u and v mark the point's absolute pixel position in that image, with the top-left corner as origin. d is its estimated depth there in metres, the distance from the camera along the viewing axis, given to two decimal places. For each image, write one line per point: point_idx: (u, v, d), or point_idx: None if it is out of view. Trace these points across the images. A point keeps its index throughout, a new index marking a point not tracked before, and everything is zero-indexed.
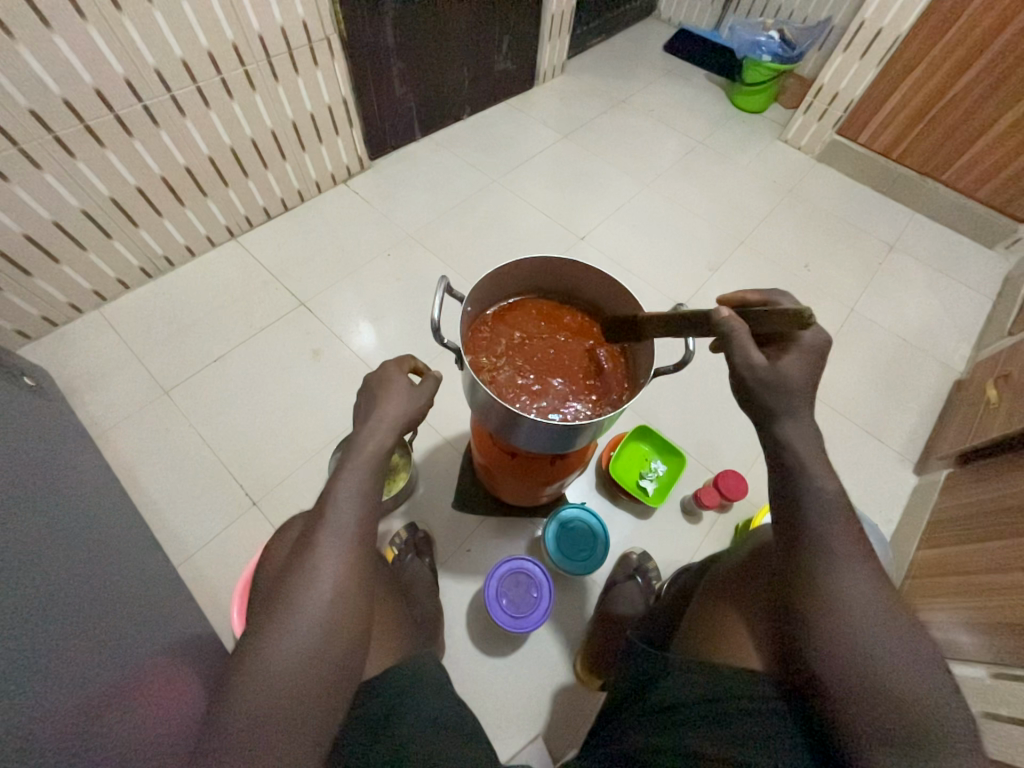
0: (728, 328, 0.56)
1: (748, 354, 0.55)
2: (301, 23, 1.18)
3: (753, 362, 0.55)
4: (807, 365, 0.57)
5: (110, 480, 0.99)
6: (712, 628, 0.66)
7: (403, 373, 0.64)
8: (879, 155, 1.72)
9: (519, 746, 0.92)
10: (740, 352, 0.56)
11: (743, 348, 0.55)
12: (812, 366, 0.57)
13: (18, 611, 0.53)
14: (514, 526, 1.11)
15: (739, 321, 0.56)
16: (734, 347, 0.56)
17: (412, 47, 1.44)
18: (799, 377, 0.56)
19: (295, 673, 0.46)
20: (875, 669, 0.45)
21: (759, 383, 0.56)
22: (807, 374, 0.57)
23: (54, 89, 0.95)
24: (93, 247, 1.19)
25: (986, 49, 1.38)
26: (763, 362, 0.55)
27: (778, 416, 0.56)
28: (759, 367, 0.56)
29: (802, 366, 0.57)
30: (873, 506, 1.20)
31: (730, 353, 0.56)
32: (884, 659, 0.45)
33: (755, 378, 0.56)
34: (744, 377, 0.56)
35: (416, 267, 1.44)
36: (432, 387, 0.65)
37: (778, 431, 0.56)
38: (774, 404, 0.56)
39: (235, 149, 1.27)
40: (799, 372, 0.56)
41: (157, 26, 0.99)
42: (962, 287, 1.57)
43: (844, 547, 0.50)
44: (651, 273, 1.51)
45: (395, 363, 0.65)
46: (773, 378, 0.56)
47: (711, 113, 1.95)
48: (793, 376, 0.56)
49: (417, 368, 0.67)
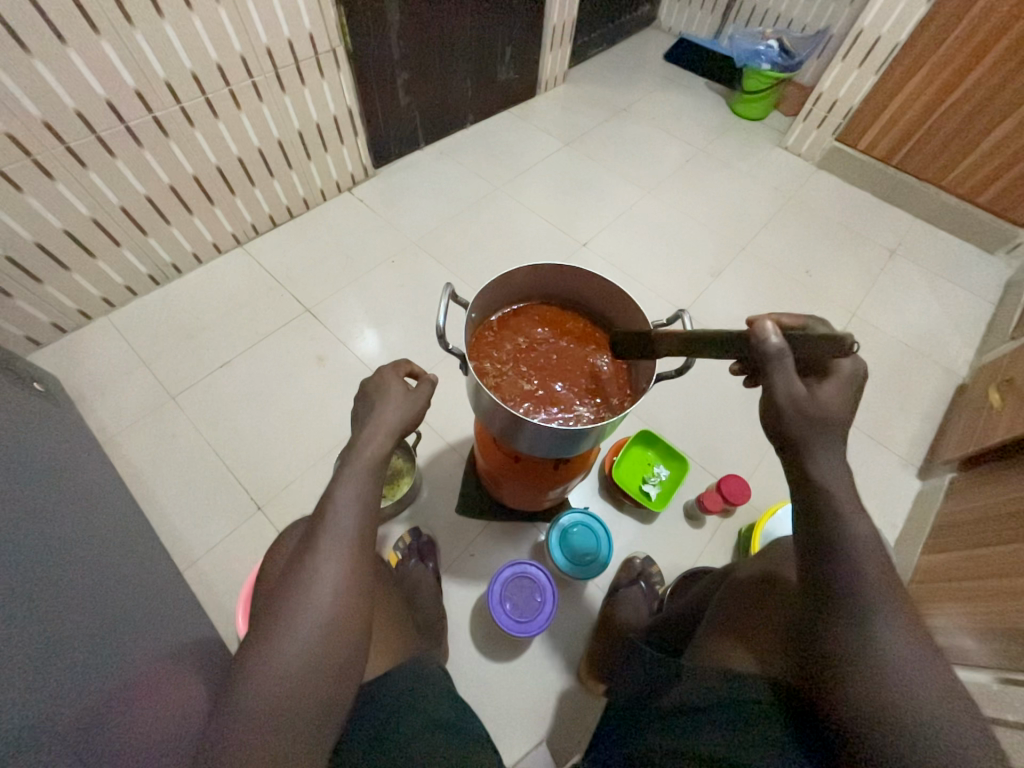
0: (771, 354, 0.52)
1: (791, 383, 0.51)
2: (308, 36, 1.20)
3: (797, 394, 0.51)
4: (847, 395, 0.52)
5: (117, 485, 1.00)
6: (732, 637, 0.65)
7: (399, 377, 0.64)
8: (879, 161, 1.73)
9: (524, 751, 0.92)
10: (781, 380, 0.51)
11: (785, 374, 0.51)
12: (854, 396, 0.52)
13: (21, 615, 0.53)
14: (517, 531, 1.11)
15: (784, 346, 0.52)
16: (775, 377, 0.51)
17: (416, 58, 1.46)
18: (840, 406, 0.51)
19: (297, 676, 0.46)
20: (885, 675, 0.43)
21: (798, 414, 0.50)
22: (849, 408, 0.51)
23: (66, 101, 0.97)
24: (103, 255, 1.20)
25: (984, 58, 1.39)
26: (802, 393, 0.51)
27: (813, 450, 0.50)
28: (801, 399, 0.51)
29: (845, 396, 0.52)
30: (876, 510, 1.20)
31: (769, 382, 0.52)
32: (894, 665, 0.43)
33: (791, 410, 0.51)
34: (783, 408, 0.51)
35: (420, 274, 1.45)
36: (428, 393, 0.65)
37: (810, 470, 0.50)
38: (811, 437, 0.50)
39: (243, 159, 1.29)
40: (840, 401, 0.51)
41: (168, 39, 1.01)
42: (964, 292, 1.58)
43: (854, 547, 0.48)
44: (653, 279, 1.52)
45: (391, 367, 0.66)
46: (814, 410, 0.50)
47: (712, 120, 1.97)
48: (834, 406, 0.51)
49: (412, 372, 0.68)
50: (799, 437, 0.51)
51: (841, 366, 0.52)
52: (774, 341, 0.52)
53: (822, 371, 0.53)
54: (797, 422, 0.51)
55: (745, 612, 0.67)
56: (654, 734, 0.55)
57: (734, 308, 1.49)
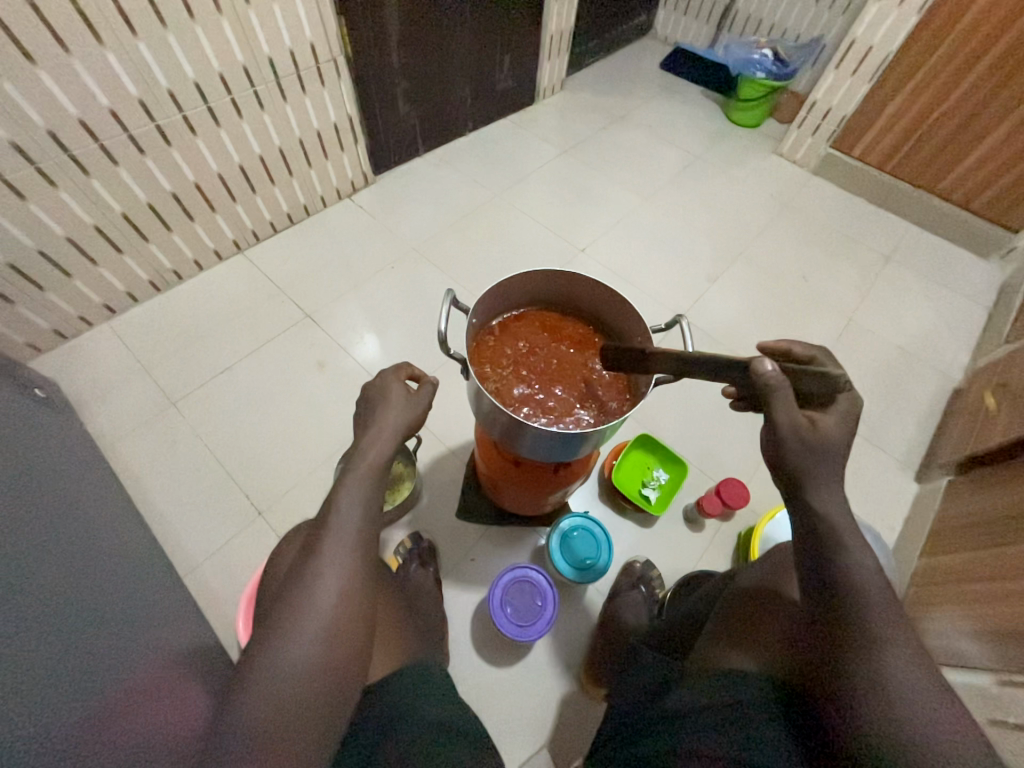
0: (769, 389, 0.52)
1: (793, 413, 0.52)
2: (310, 45, 1.22)
3: (799, 425, 0.52)
4: (844, 431, 0.54)
5: (118, 491, 1.00)
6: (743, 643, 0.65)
7: (400, 381, 0.65)
8: (873, 168, 1.75)
9: (526, 756, 0.92)
10: (783, 413, 0.52)
11: (787, 409, 0.52)
12: (849, 432, 0.54)
13: (21, 620, 0.53)
14: (517, 536, 1.11)
15: (783, 381, 0.52)
16: (778, 407, 0.52)
17: (416, 67, 1.47)
18: (837, 437, 0.53)
19: (300, 678, 0.46)
20: (884, 685, 0.43)
21: (801, 447, 0.52)
22: (845, 441, 0.53)
23: (70, 109, 0.98)
24: (104, 262, 1.21)
25: (975, 66, 1.42)
26: (802, 424, 0.52)
27: (814, 481, 0.52)
28: (802, 429, 0.52)
29: (841, 429, 0.54)
30: (874, 513, 1.21)
31: (772, 411, 0.53)
32: (894, 675, 0.43)
33: (792, 442, 0.52)
34: (785, 438, 0.52)
35: (420, 280, 1.46)
36: (429, 395, 0.66)
37: (812, 498, 0.51)
38: (811, 468, 0.52)
39: (244, 166, 1.30)
40: (838, 434, 0.53)
41: (171, 49, 1.02)
42: (959, 297, 1.59)
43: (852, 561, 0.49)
44: (652, 285, 1.53)
45: (393, 370, 0.66)
46: (812, 441, 0.52)
47: (708, 128, 1.99)
48: (832, 439, 0.53)
49: (416, 375, 0.68)
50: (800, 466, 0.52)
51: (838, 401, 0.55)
52: (773, 375, 0.52)
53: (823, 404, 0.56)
54: (798, 453, 0.52)
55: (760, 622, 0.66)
56: (659, 731, 0.57)
57: (732, 313, 1.50)
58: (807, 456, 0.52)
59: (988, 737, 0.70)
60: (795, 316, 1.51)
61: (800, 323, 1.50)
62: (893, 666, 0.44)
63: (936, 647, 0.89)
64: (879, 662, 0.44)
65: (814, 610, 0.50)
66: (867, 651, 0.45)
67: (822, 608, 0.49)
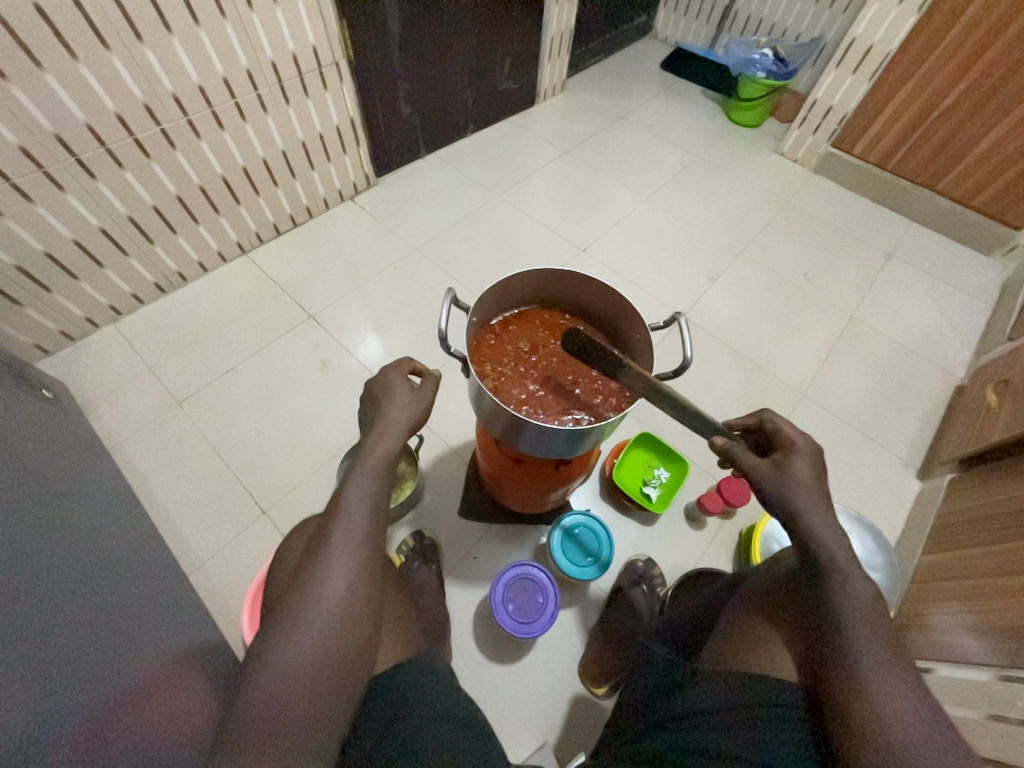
0: (727, 448, 0.62)
1: (753, 459, 0.61)
2: (312, 49, 1.23)
3: (764, 467, 0.60)
4: (814, 468, 0.59)
5: (123, 489, 1.01)
6: (733, 641, 0.65)
7: (404, 377, 0.66)
8: (875, 166, 1.75)
9: (530, 751, 0.92)
10: (745, 461, 0.61)
11: (747, 456, 0.61)
12: (819, 469, 0.59)
13: (22, 613, 0.53)
14: (520, 533, 1.12)
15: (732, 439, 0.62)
16: (742, 457, 0.61)
17: (418, 69, 1.49)
18: (807, 476, 0.58)
19: (311, 670, 0.47)
20: (873, 689, 0.47)
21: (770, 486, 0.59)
22: (817, 476, 0.58)
23: (78, 114, 0.99)
24: (111, 265, 1.23)
25: (975, 64, 1.42)
26: (769, 468, 0.60)
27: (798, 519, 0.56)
28: (768, 471, 0.60)
29: (810, 465, 0.59)
30: (876, 511, 1.21)
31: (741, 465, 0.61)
32: (880, 678, 0.47)
33: (763, 485, 0.60)
34: (757, 481, 0.60)
35: (423, 280, 1.47)
36: (432, 390, 0.66)
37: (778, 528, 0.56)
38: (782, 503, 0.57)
39: (248, 169, 1.32)
40: (809, 472, 0.58)
41: (176, 54, 1.04)
42: (961, 294, 1.59)
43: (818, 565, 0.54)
44: (653, 284, 1.54)
45: (395, 366, 0.67)
46: (785, 480, 0.58)
47: (708, 127, 1.99)
48: (804, 476, 0.58)
49: (416, 367, 0.69)
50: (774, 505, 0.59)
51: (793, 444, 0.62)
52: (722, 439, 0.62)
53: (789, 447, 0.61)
54: (769, 491, 0.59)
55: (745, 616, 0.66)
56: (667, 729, 0.57)
57: (733, 312, 1.50)
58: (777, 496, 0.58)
59: (989, 732, 0.70)
60: (796, 314, 1.51)
61: (802, 321, 1.50)
62: (874, 676, 0.47)
63: (937, 642, 0.89)
64: (858, 670, 0.48)
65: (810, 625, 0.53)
66: (853, 660, 0.49)
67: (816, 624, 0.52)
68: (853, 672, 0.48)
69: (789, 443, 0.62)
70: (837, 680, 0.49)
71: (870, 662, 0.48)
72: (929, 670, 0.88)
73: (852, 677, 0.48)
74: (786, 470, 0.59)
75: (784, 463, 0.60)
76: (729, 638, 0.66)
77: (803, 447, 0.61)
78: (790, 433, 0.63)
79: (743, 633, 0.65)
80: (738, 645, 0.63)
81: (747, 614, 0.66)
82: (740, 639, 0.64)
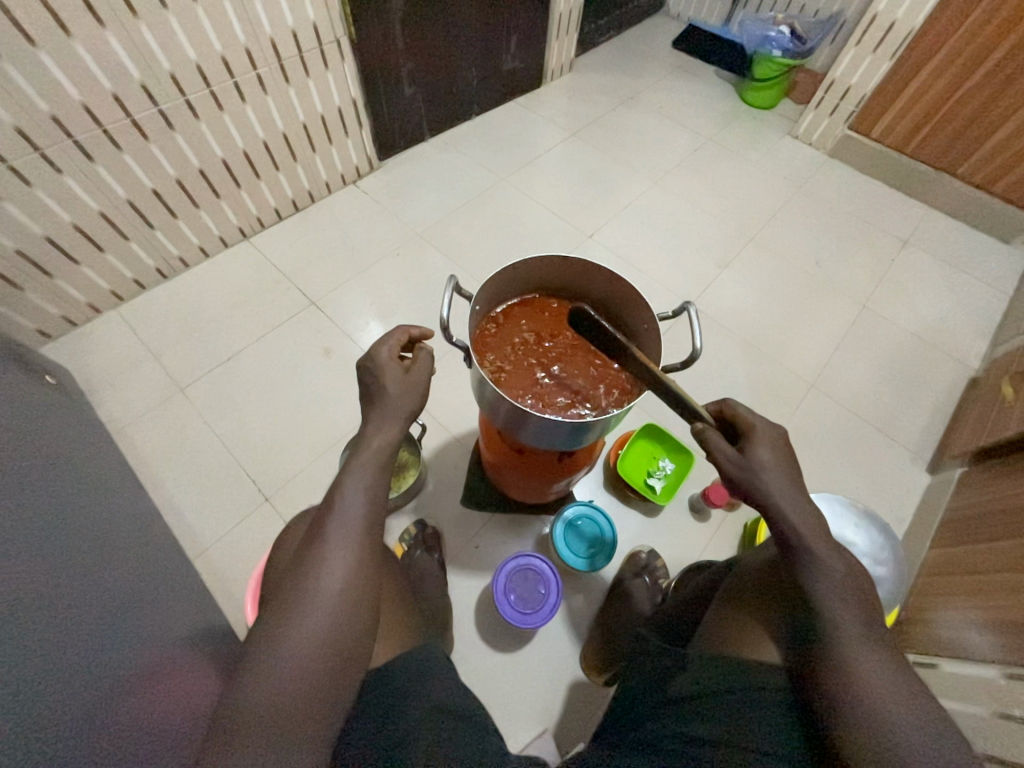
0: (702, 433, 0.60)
1: (724, 445, 0.59)
2: (312, 26, 1.20)
3: (732, 455, 0.58)
4: (779, 453, 0.58)
5: (126, 476, 1.01)
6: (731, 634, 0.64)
7: (394, 358, 0.63)
8: (893, 150, 1.70)
9: (530, 739, 0.93)
10: (716, 447, 0.59)
11: (717, 440, 0.59)
12: (780, 451, 0.58)
13: (17, 599, 0.52)
14: (522, 523, 1.12)
15: (709, 426, 0.60)
16: (712, 442, 0.59)
17: (421, 47, 1.44)
18: (771, 460, 0.57)
19: (305, 661, 0.47)
20: (862, 681, 0.46)
21: (736, 482, 0.58)
22: (779, 458, 0.57)
23: (74, 93, 0.97)
24: (111, 248, 1.22)
25: (1002, 43, 1.36)
26: (733, 453, 0.58)
27: (800, 517, 0.54)
28: (735, 458, 0.58)
29: (774, 450, 0.58)
30: (883, 505, 1.19)
31: (710, 450, 0.59)
32: (868, 668, 0.47)
33: (734, 475, 0.58)
34: (725, 469, 0.58)
35: (426, 266, 1.45)
36: (427, 367, 0.64)
37: (782, 523, 0.55)
38: (759, 495, 0.56)
39: (248, 151, 1.29)
40: (772, 460, 0.57)
41: (172, 31, 1.01)
42: (978, 283, 1.55)
43: (818, 564, 0.53)
44: (661, 272, 1.51)
45: (386, 348, 0.64)
46: (751, 470, 0.57)
47: (720, 109, 1.94)
48: (767, 465, 0.57)
49: (421, 344, 0.70)
50: (754, 495, 0.57)
51: (753, 425, 0.60)
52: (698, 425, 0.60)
53: (750, 430, 0.60)
54: (740, 481, 0.58)
55: (742, 609, 0.65)
56: (663, 715, 0.57)
57: (743, 301, 1.47)
58: (750, 488, 0.57)
59: (990, 730, 0.69)
60: (808, 302, 1.48)
61: (814, 310, 1.46)
62: (864, 668, 0.47)
63: (944, 639, 0.88)
64: (847, 661, 0.47)
65: (802, 617, 0.53)
66: (844, 655, 0.48)
67: (807, 617, 0.52)
68: (841, 662, 0.47)
69: (748, 426, 0.60)
70: (827, 673, 0.48)
71: (858, 652, 0.47)
72: (932, 665, 0.87)
73: (839, 667, 0.47)
74: (746, 455, 0.57)
75: (747, 449, 0.58)
76: (727, 628, 0.66)
77: (764, 430, 0.59)
78: (749, 413, 0.61)
79: (741, 621, 0.64)
80: (738, 636, 0.63)
81: (744, 604, 0.66)
82: (739, 632, 0.64)
